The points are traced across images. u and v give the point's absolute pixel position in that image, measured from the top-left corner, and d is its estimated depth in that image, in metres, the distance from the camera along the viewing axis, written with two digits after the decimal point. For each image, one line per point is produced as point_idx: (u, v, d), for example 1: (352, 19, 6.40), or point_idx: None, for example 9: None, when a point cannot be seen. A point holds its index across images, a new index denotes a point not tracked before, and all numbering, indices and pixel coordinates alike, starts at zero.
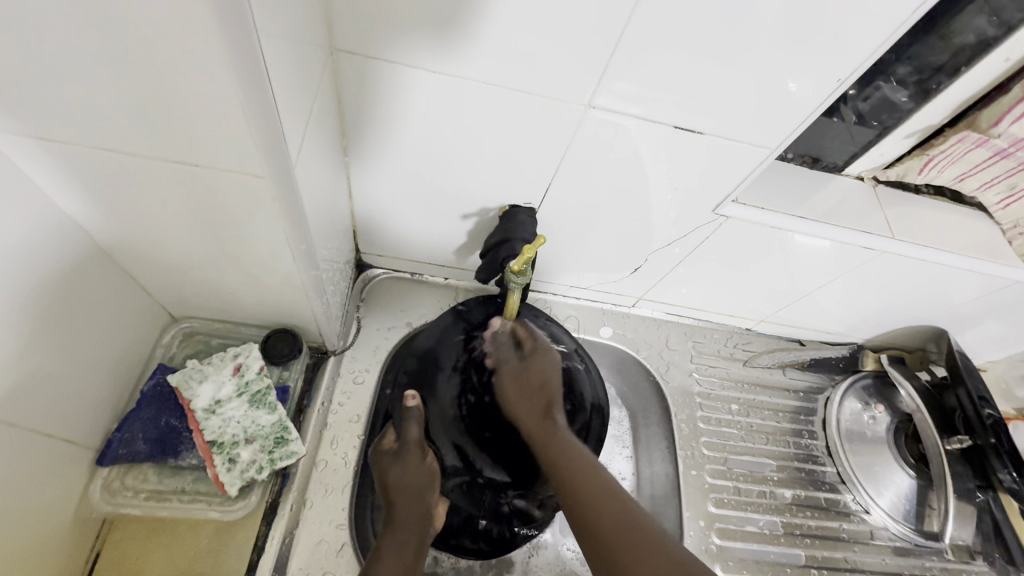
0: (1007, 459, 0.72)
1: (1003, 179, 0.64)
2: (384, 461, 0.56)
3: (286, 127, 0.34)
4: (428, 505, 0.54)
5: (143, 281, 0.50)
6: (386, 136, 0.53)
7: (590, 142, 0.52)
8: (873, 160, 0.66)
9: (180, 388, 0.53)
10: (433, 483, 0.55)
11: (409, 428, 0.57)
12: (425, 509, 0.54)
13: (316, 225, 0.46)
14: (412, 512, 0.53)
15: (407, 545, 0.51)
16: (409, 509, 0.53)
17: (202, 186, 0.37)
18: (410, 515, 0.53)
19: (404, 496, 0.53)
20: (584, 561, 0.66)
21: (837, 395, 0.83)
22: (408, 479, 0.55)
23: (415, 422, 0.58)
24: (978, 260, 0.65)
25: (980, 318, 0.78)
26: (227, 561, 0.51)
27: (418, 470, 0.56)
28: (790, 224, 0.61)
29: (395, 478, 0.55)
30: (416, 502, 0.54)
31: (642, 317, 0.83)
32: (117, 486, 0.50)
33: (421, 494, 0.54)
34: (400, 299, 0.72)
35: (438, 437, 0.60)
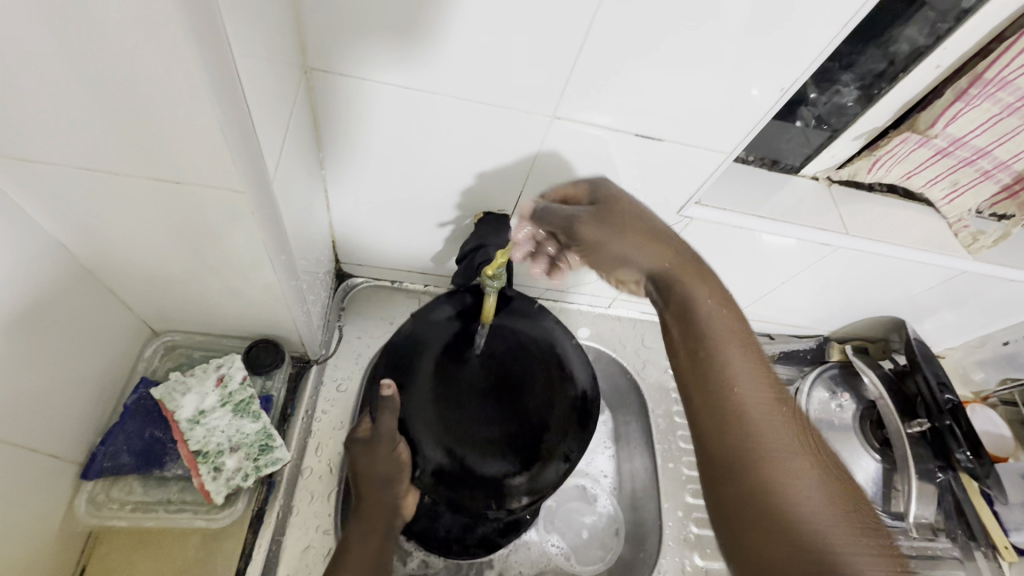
0: (964, 440, 0.75)
1: (946, 175, 0.68)
2: (356, 449, 0.56)
3: (261, 143, 0.35)
4: (394, 496, 0.56)
5: (124, 296, 0.51)
6: (362, 148, 0.54)
7: (559, 149, 0.55)
8: (826, 161, 0.70)
9: (163, 401, 0.54)
10: (402, 475, 0.56)
11: (384, 417, 0.54)
12: (392, 500, 0.56)
13: (296, 237, 0.47)
14: (379, 501, 0.56)
15: (374, 534, 0.55)
16: (378, 498, 0.56)
17: (184, 202, 0.39)
18: (377, 505, 0.56)
19: (371, 486, 0.55)
20: (568, 556, 0.69)
21: (806, 385, 0.86)
22: (376, 471, 0.55)
23: (391, 413, 0.54)
24: (928, 253, 0.69)
25: (935, 307, 0.83)
26: (215, 569, 0.52)
27: (387, 459, 0.55)
28: (753, 223, 0.64)
29: (363, 468, 0.55)
30: (383, 493, 0.56)
31: (618, 316, 0.86)
32: (103, 499, 0.51)
33: (388, 485, 0.56)
34: (381, 306, 0.74)
35: (418, 432, 0.55)
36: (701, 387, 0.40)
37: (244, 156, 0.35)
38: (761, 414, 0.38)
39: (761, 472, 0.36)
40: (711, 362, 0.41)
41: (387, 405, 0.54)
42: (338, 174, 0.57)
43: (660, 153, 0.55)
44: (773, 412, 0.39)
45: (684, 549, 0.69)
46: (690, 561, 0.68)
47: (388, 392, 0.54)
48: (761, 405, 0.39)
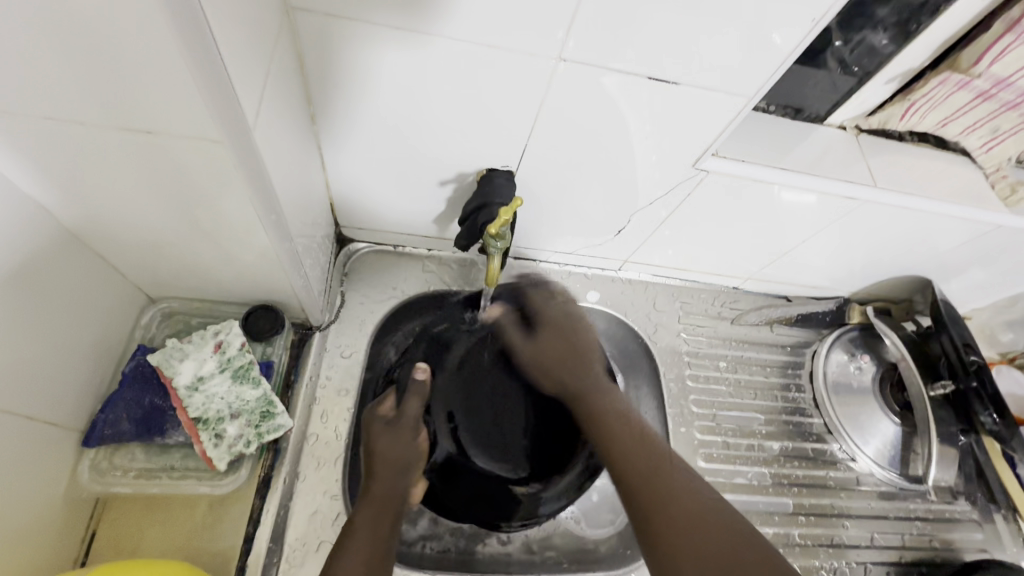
0: (988, 403, 0.73)
1: (986, 122, 0.64)
2: (376, 428, 0.58)
3: (234, 87, 0.32)
4: (406, 485, 0.56)
5: (116, 262, 0.49)
6: (356, 103, 0.51)
7: (565, 97, 0.51)
8: (855, 109, 0.65)
9: (161, 368, 0.53)
10: (418, 464, 0.58)
11: (410, 401, 0.61)
12: (402, 489, 0.56)
13: (287, 197, 0.45)
14: (389, 487, 0.55)
15: (383, 519, 0.52)
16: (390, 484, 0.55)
17: (163, 156, 0.36)
18: (387, 490, 0.55)
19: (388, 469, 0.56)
20: (579, 519, 0.66)
21: (825, 347, 0.84)
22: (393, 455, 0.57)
23: (417, 396, 0.61)
24: (963, 207, 0.65)
25: (964, 266, 0.79)
26: (224, 533, 0.52)
27: (407, 446, 0.58)
28: (773, 176, 0.60)
29: (383, 446, 0.57)
30: (397, 478, 0.56)
31: (629, 280, 0.83)
32: (106, 466, 0.50)
33: (402, 471, 0.57)
34: (384, 272, 0.72)
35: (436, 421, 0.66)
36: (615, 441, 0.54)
37: (218, 103, 0.32)
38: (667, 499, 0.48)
39: (691, 539, 0.46)
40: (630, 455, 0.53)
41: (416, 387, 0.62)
42: (331, 130, 0.54)
43: (674, 100, 0.51)
44: (695, 506, 0.48)
45: None
46: None
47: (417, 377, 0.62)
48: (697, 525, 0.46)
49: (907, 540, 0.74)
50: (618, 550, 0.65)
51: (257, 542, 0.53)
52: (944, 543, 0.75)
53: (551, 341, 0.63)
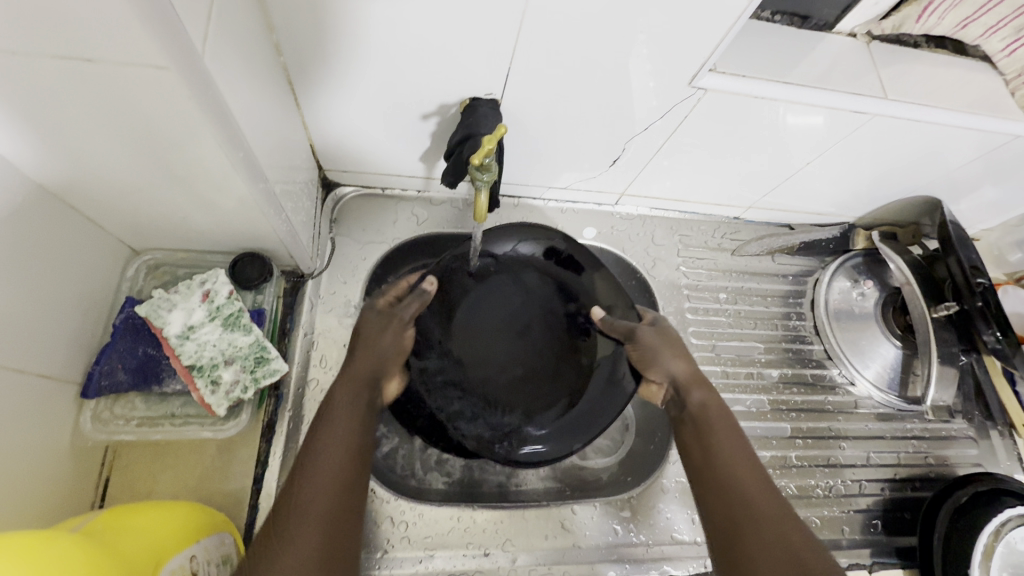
0: (992, 321, 0.69)
1: (1009, 21, 0.59)
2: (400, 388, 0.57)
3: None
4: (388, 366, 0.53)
5: (90, 213, 0.47)
6: (321, 31, 0.47)
7: (547, 10, 0.47)
8: (867, 13, 0.60)
9: (150, 318, 0.52)
10: (400, 350, 0.54)
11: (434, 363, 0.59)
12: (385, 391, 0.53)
13: (252, 132, 0.42)
14: (372, 355, 0.51)
15: (339, 424, 0.44)
16: (334, 435, 0.43)
17: (108, 89, 0.33)
18: (369, 360, 0.50)
19: (319, 475, 0.40)
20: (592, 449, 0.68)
21: (827, 275, 0.82)
22: (346, 408, 0.45)
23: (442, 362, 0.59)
24: (980, 116, 0.61)
25: (977, 184, 0.75)
26: (233, 476, 0.54)
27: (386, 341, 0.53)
28: (775, 91, 0.56)
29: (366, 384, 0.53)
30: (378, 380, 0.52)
31: (626, 214, 0.80)
32: (107, 416, 0.51)
33: (385, 366, 0.52)
34: (373, 216, 0.70)
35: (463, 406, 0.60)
36: (695, 437, 0.52)
37: (150, 21, 0.29)
38: (725, 438, 0.50)
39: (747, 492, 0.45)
40: (715, 445, 0.50)
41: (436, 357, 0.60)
42: (300, 63, 0.50)
43: (667, 8, 0.47)
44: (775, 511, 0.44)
45: None
46: None
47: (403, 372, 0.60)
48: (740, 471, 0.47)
49: (902, 458, 0.76)
50: (618, 477, 0.67)
51: (267, 482, 0.55)
52: (939, 459, 0.76)
53: (687, 367, 0.56)
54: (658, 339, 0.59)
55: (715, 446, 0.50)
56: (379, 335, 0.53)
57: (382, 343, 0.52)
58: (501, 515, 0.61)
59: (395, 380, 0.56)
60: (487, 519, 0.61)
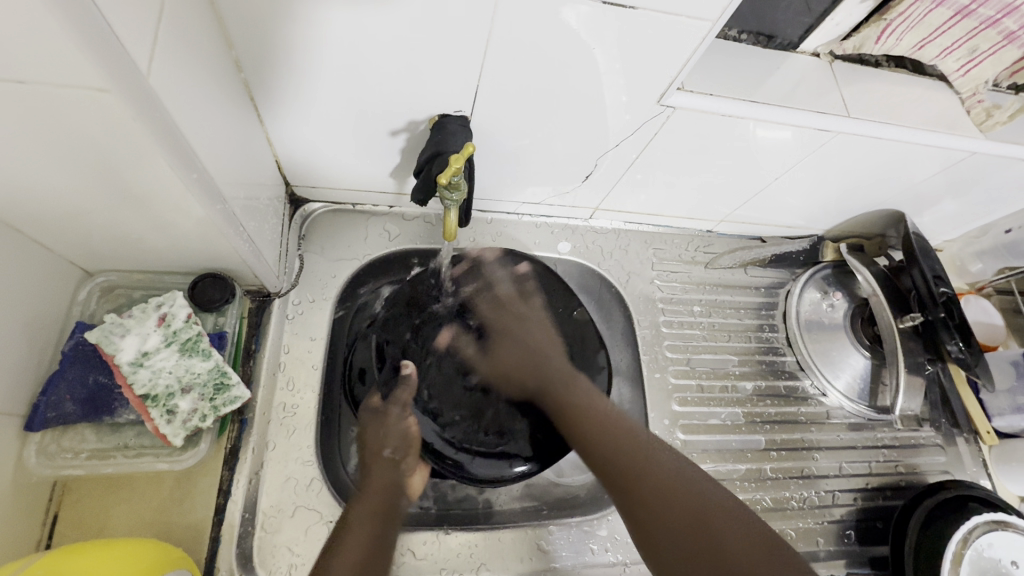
0: (955, 332, 0.71)
1: (963, 42, 0.61)
2: (365, 418, 0.58)
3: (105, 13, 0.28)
4: (399, 474, 0.57)
5: (36, 236, 0.45)
6: (282, 47, 0.46)
7: (513, 28, 0.47)
8: (829, 33, 0.62)
9: (101, 346, 0.50)
10: (410, 450, 0.57)
11: (400, 393, 0.57)
12: (396, 479, 0.57)
13: (207, 152, 0.41)
14: (382, 479, 0.56)
15: (375, 514, 0.54)
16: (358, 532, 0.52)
17: (47, 110, 0.32)
18: (379, 482, 0.56)
19: (352, 536, 0.52)
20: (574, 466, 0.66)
21: (797, 287, 0.83)
22: (369, 510, 0.54)
23: (407, 391, 0.57)
24: (938, 133, 0.62)
25: (938, 198, 0.77)
26: (193, 508, 0.52)
27: (395, 429, 0.57)
28: (741, 109, 0.57)
29: (372, 436, 0.58)
30: (386, 468, 0.57)
31: (600, 228, 0.80)
32: (54, 449, 0.48)
33: (394, 465, 0.57)
34: (343, 232, 0.69)
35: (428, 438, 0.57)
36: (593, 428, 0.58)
37: (89, 42, 0.28)
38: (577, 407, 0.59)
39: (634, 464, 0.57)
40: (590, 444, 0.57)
41: (403, 383, 0.57)
42: (263, 79, 0.49)
43: (634, 27, 0.47)
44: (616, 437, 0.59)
45: None
46: None
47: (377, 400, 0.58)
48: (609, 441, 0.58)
49: (873, 467, 0.77)
50: (595, 494, 0.65)
51: (229, 512, 0.53)
52: (908, 467, 0.78)
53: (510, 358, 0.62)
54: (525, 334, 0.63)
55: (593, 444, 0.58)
56: (378, 437, 0.58)
57: (387, 444, 0.58)
58: (476, 539, 0.60)
59: (401, 418, 0.57)
60: (461, 543, 0.59)
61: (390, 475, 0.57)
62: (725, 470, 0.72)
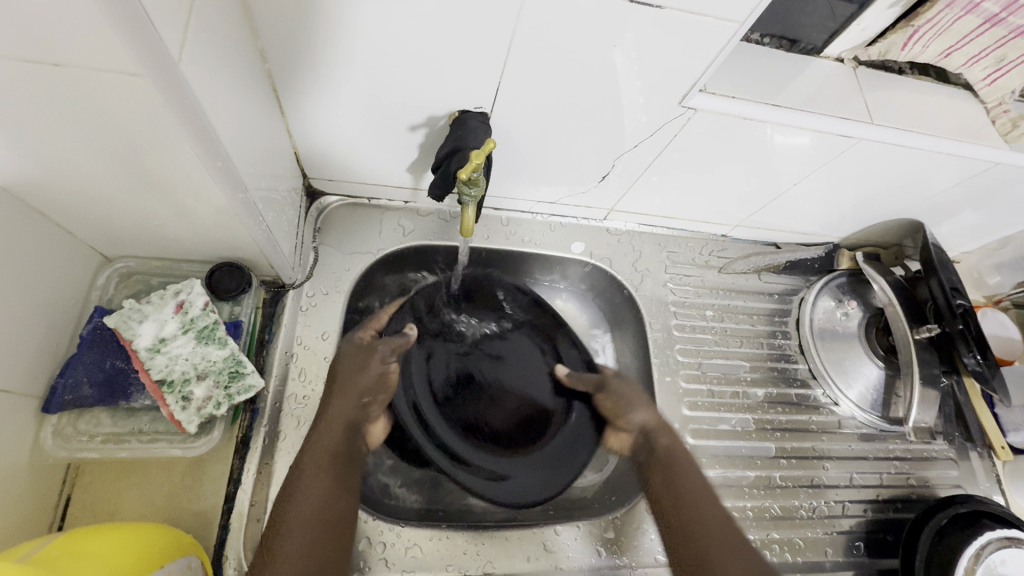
0: (973, 344, 0.70)
1: (991, 51, 0.60)
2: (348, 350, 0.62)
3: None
4: (361, 419, 0.60)
5: (60, 220, 0.45)
6: (308, 38, 0.46)
7: (540, 26, 0.47)
8: (854, 38, 0.61)
9: (119, 330, 0.51)
10: (381, 387, 0.61)
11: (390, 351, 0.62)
12: (353, 421, 0.59)
13: (232, 140, 0.41)
14: (342, 415, 0.58)
15: (321, 478, 0.54)
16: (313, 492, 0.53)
17: (79, 94, 0.32)
18: (336, 424, 0.58)
19: (298, 523, 0.51)
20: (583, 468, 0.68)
21: (812, 294, 0.83)
22: (321, 467, 0.54)
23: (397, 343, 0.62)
24: (963, 142, 0.61)
25: (958, 208, 0.76)
26: (203, 495, 0.52)
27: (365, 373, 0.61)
28: (763, 113, 0.56)
29: (342, 370, 0.61)
30: (350, 401, 0.59)
31: (614, 229, 0.80)
32: (70, 432, 0.49)
33: (358, 396, 0.60)
34: (358, 226, 0.69)
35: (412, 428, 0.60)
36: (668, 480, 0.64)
37: (126, 27, 0.28)
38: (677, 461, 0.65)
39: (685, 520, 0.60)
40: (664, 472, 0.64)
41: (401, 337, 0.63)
42: (287, 71, 0.49)
43: (659, 27, 0.47)
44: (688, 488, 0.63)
45: None
46: None
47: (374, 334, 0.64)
48: (685, 486, 0.63)
49: (884, 479, 0.76)
50: (603, 496, 0.67)
51: (239, 501, 0.53)
52: (920, 480, 0.77)
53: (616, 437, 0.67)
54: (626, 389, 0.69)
55: (680, 475, 0.64)
56: (341, 392, 0.59)
57: (358, 379, 0.61)
58: (483, 536, 0.60)
59: (383, 363, 0.62)
60: (468, 540, 0.59)
61: (349, 416, 0.58)
62: (734, 476, 0.72)
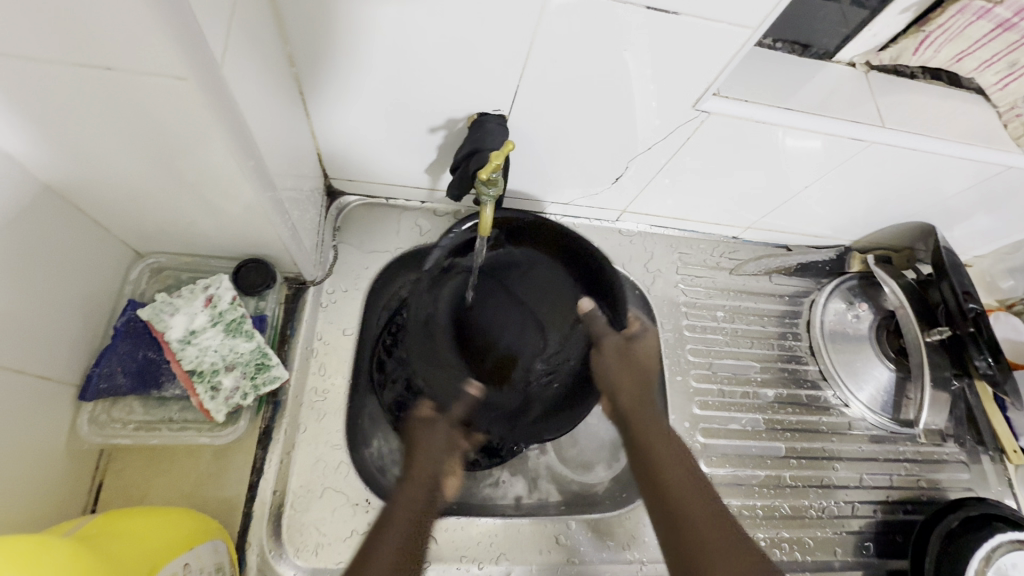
0: (984, 347, 0.70)
1: (1003, 56, 0.61)
2: (366, 380, 0.61)
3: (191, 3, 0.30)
4: (442, 468, 0.53)
5: (97, 216, 0.48)
6: (335, 44, 0.48)
7: (558, 32, 0.48)
8: (866, 43, 0.62)
9: (152, 322, 0.53)
10: (451, 451, 0.55)
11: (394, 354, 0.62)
12: (435, 474, 0.53)
13: (264, 140, 0.43)
14: (425, 466, 0.53)
15: (416, 502, 0.50)
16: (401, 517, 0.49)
17: (128, 96, 0.34)
18: (422, 470, 0.53)
19: (397, 526, 0.48)
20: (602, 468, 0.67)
21: (822, 297, 0.83)
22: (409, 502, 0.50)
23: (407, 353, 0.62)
24: (975, 146, 0.62)
25: (970, 212, 0.77)
26: (228, 484, 0.54)
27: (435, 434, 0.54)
28: (775, 116, 0.57)
29: (420, 438, 0.54)
30: (433, 459, 0.53)
31: (626, 230, 0.81)
32: (105, 419, 0.51)
33: (438, 456, 0.54)
34: (377, 225, 0.71)
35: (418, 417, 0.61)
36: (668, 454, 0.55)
37: (176, 35, 0.30)
38: (659, 443, 0.56)
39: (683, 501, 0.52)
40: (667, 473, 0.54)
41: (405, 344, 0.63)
42: (312, 73, 0.51)
43: (674, 33, 0.48)
44: (682, 466, 0.55)
45: None
46: None
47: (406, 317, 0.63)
48: (666, 458, 0.55)
49: (895, 481, 0.76)
50: (615, 493, 0.66)
51: (262, 489, 0.55)
52: (930, 483, 0.77)
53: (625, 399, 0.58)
54: (623, 357, 0.60)
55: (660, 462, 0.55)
56: (429, 443, 0.54)
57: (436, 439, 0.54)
58: (497, 529, 0.61)
59: (445, 425, 0.55)
60: (482, 532, 0.60)
61: (434, 469, 0.53)
62: (744, 475, 0.72)
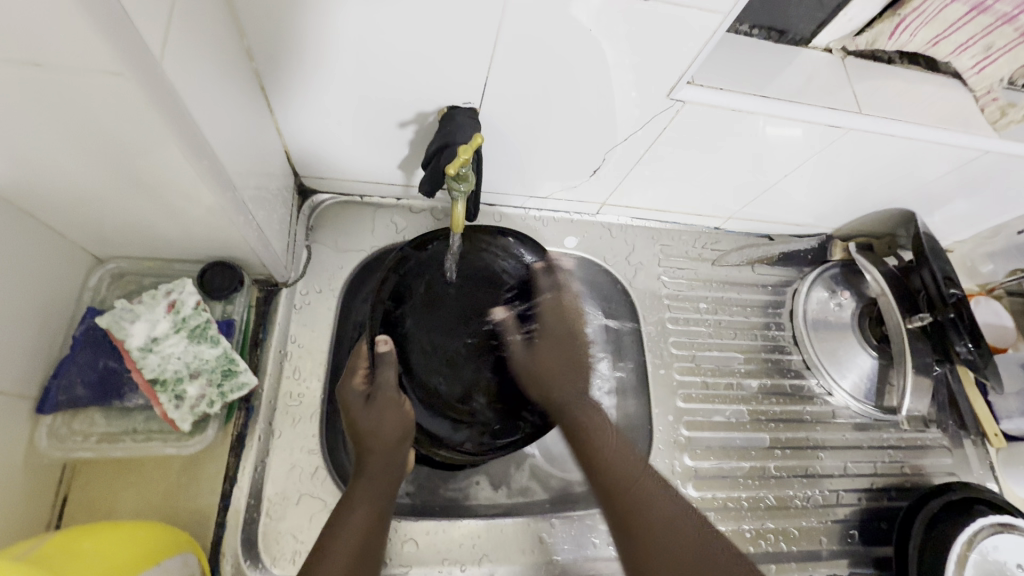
0: (965, 333, 0.70)
1: (978, 39, 0.61)
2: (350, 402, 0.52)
3: None
4: (403, 457, 0.53)
5: (51, 221, 0.46)
6: (295, 38, 0.47)
7: (526, 21, 0.47)
8: (842, 28, 0.61)
9: (111, 330, 0.51)
10: (405, 436, 0.53)
11: (385, 371, 0.55)
12: (394, 465, 0.52)
13: (218, 136, 0.41)
14: (381, 463, 0.51)
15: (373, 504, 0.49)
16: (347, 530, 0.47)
17: (66, 94, 0.32)
18: (378, 470, 0.51)
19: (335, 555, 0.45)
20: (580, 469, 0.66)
21: (805, 286, 0.83)
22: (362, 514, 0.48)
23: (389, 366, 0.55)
24: (952, 132, 0.62)
25: (950, 197, 0.77)
26: (199, 494, 0.52)
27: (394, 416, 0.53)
28: (751, 104, 0.56)
29: (366, 423, 0.51)
30: (388, 454, 0.51)
31: (607, 223, 0.80)
32: (65, 432, 0.49)
33: (396, 445, 0.52)
34: (351, 223, 0.69)
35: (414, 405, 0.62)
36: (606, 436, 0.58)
37: (105, 27, 0.28)
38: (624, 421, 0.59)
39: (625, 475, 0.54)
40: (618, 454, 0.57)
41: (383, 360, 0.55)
42: (274, 69, 0.50)
43: (645, 20, 0.47)
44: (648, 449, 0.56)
45: (675, 451, 0.72)
46: (680, 463, 0.71)
47: (362, 386, 0.54)
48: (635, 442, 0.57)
49: (879, 468, 0.76)
50: None
51: (235, 499, 0.53)
52: (914, 468, 0.77)
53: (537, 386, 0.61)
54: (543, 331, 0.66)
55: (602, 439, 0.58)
56: (378, 431, 0.51)
57: (386, 432, 0.52)
58: (479, 530, 0.60)
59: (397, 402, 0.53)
60: (464, 534, 0.60)
61: (388, 459, 0.51)
62: (729, 467, 0.72)
